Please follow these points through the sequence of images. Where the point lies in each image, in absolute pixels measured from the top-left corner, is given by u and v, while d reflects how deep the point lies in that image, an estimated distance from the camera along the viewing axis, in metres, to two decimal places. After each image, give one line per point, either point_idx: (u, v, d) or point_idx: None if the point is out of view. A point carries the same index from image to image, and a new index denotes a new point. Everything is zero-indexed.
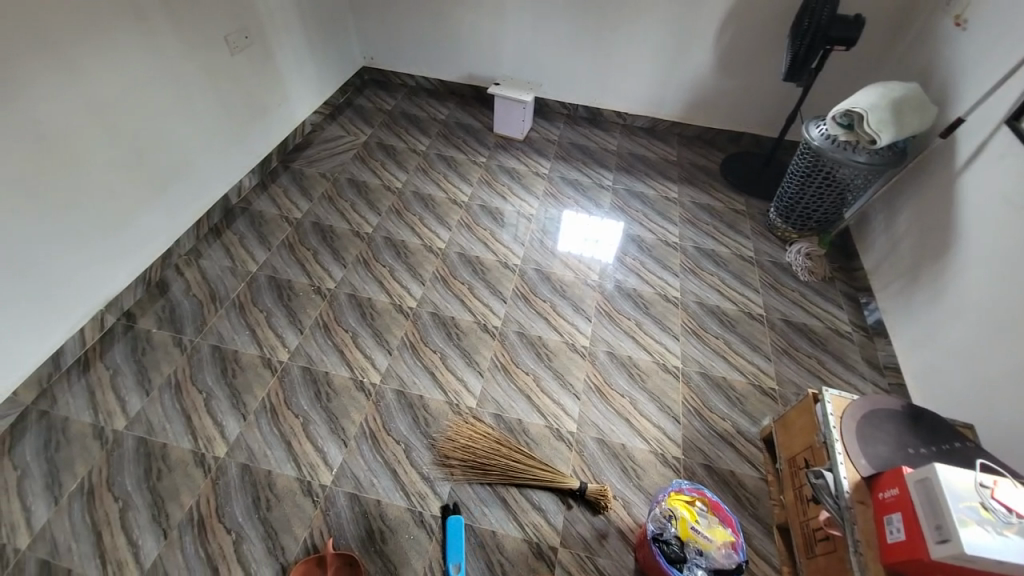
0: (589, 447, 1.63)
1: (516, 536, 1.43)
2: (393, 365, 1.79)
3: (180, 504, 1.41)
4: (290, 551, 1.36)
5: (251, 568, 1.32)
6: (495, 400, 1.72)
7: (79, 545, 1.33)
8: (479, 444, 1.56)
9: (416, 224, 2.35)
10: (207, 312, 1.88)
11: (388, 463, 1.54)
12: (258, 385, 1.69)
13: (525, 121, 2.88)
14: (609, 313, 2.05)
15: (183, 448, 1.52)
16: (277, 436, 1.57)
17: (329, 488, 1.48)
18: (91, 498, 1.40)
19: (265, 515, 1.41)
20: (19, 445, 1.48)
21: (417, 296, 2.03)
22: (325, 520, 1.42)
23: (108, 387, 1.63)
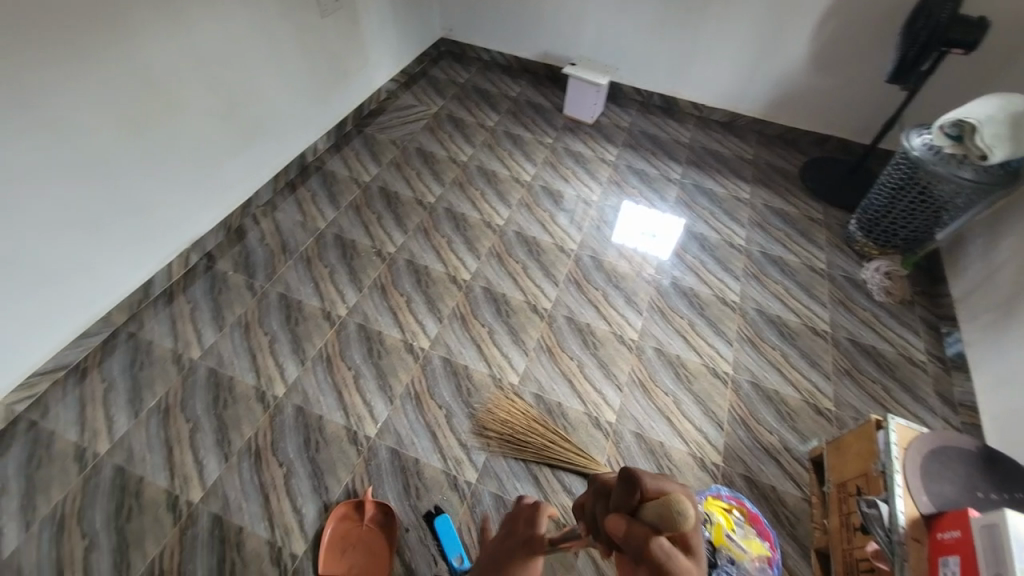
0: (626, 440, 1.62)
1: (544, 513, 1.46)
2: (442, 333, 1.84)
3: (240, 433, 1.53)
4: (333, 492, 1.45)
5: (297, 501, 1.43)
6: (537, 380, 1.74)
7: (151, 456, 1.47)
8: (517, 420, 1.59)
9: (477, 198, 2.38)
10: (277, 262, 2.00)
11: (430, 424, 1.60)
12: (317, 335, 1.79)
13: (598, 104, 2.83)
14: (661, 309, 2.00)
15: (247, 382, 1.64)
16: (330, 384, 1.67)
17: (372, 440, 1.56)
18: (165, 417, 1.55)
19: (313, 455, 1.51)
20: (109, 361, 1.65)
21: (472, 270, 2.06)
22: (367, 469, 1.50)
23: (188, 320, 1.78)
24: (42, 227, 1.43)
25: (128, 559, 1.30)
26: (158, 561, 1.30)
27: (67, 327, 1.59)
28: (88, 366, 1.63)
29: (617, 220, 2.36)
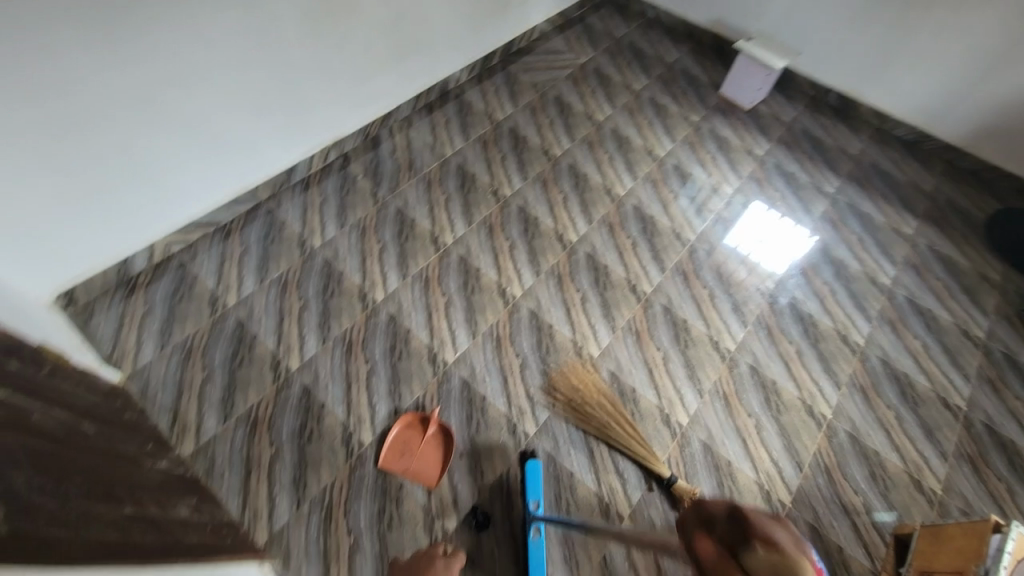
0: (693, 446, 1.55)
1: (590, 487, 1.46)
2: (535, 286, 1.84)
3: (339, 323, 1.68)
4: (404, 400, 1.56)
5: (373, 398, 1.55)
6: (617, 358, 1.70)
7: (266, 319, 1.66)
8: (587, 392, 1.58)
9: (604, 162, 2.28)
10: (402, 177, 2.09)
11: (504, 368, 1.64)
12: (422, 255, 1.88)
13: (763, 90, 2.54)
14: (770, 328, 1.83)
15: (354, 280, 1.78)
16: (423, 303, 1.76)
17: (449, 365, 1.63)
18: (283, 289, 1.73)
19: (395, 362, 1.62)
20: (249, 228, 1.86)
21: (580, 232, 2.01)
22: (438, 390, 1.58)
23: (316, 209, 1.94)
24: (219, 96, 1.60)
25: (232, 398, 1.51)
26: (254, 408, 1.50)
27: (222, 190, 1.80)
28: (232, 228, 1.85)
29: (743, 220, 2.16)
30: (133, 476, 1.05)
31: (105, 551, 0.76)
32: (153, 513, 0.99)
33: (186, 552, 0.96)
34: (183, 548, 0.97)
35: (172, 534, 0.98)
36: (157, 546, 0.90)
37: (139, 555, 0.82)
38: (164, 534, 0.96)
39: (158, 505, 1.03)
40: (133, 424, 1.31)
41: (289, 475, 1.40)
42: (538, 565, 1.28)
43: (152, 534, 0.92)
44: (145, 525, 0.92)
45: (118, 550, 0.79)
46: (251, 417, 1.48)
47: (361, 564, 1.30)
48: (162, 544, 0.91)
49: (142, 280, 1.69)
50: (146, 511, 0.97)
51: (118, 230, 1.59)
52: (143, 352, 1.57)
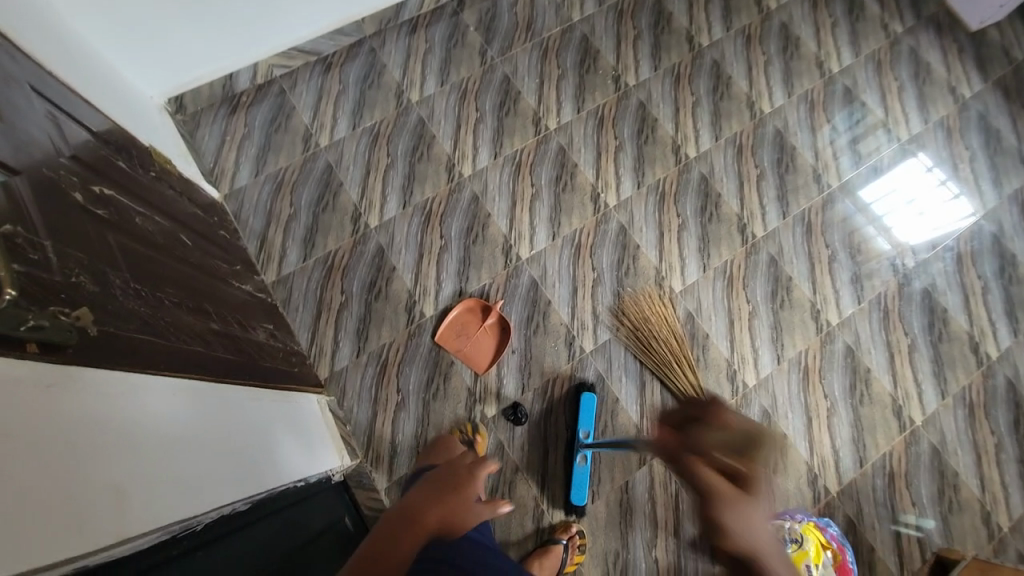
0: (751, 410, 1.47)
1: (631, 417, 1.45)
2: (633, 199, 1.65)
3: (422, 190, 1.63)
4: (470, 284, 1.54)
5: (441, 274, 1.54)
6: (698, 299, 1.55)
7: (353, 169, 1.64)
8: (656, 327, 1.49)
9: (758, 66, 1.85)
10: (517, 37, 1.82)
11: (576, 279, 1.56)
12: (519, 135, 1.71)
13: (1004, 8, 1.84)
14: (888, 311, 1.57)
15: (444, 148, 1.68)
16: (509, 190, 1.64)
17: (521, 261, 1.57)
18: (374, 142, 1.67)
19: (468, 245, 1.58)
20: (350, 65, 1.74)
21: (701, 148, 1.73)
22: (505, 283, 1.54)
23: (420, 59, 1.77)
24: None
25: (314, 240, 1.56)
26: (332, 255, 1.55)
27: (327, 19, 1.66)
28: (333, 62, 1.74)
29: (905, 177, 1.75)
30: (223, 294, 1.15)
31: (187, 361, 0.84)
32: (235, 332, 1.08)
33: (255, 372, 1.06)
34: (256, 369, 1.07)
35: (249, 353, 1.08)
36: (234, 363, 0.99)
37: (214, 371, 0.90)
38: (242, 353, 1.05)
39: (238, 325, 1.12)
40: (227, 245, 1.40)
41: (354, 325, 1.49)
42: (581, 491, 1.35)
43: (232, 352, 1.01)
44: (227, 343, 1.01)
45: (199, 361, 0.87)
46: (328, 262, 1.54)
47: (405, 420, 1.42)
48: (240, 363, 1.01)
49: (244, 100, 1.68)
50: (231, 331, 1.07)
51: (224, 45, 1.54)
52: (240, 175, 1.61)
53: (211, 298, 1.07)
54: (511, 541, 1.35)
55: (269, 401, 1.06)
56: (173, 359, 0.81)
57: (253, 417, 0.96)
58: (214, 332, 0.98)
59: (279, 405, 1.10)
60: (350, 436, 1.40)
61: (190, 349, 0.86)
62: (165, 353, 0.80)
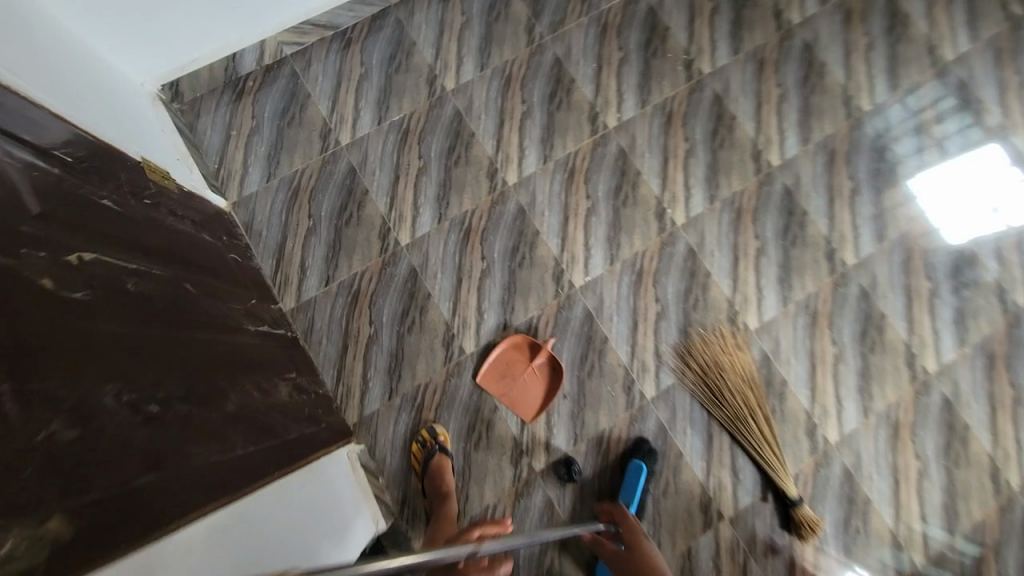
0: (831, 469, 1.33)
1: (697, 475, 1.31)
2: (705, 217, 1.42)
3: (460, 202, 1.39)
4: (516, 316, 1.35)
5: (482, 303, 1.35)
6: (776, 339, 1.37)
7: (380, 174, 1.40)
8: (728, 375, 1.32)
9: (858, 50, 1.54)
10: (572, 10, 1.51)
11: (636, 314, 1.36)
12: (573, 135, 1.45)
13: None
14: (993, 357, 1.38)
15: (485, 150, 1.43)
16: (561, 202, 1.41)
17: (574, 290, 1.37)
18: (403, 141, 1.42)
19: (515, 270, 1.37)
20: (372, 43, 1.46)
21: (786, 154, 1.46)
22: (556, 315, 1.35)
23: (455, 36, 1.48)
24: None
25: (336, 261, 1.35)
26: (358, 278, 1.34)
27: None
28: (352, 39, 1.46)
29: (983, 164, 1.47)
30: (239, 351, 0.97)
31: (185, 488, 0.69)
32: (257, 403, 0.91)
33: (278, 455, 0.90)
34: (278, 449, 0.91)
35: (270, 428, 0.92)
36: (250, 456, 0.83)
37: (222, 486, 0.75)
38: (262, 434, 0.88)
39: (258, 390, 0.95)
40: (238, 272, 1.20)
41: (385, 361, 1.31)
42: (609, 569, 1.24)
43: (250, 439, 0.85)
44: (244, 428, 0.84)
45: (202, 481, 0.71)
46: (354, 288, 1.34)
47: None
48: (258, 452, 0.85)
49: (251, 87, 1.41)
50: (252, 404, 0.90)
51: (223, 18, 1.27)
52: (249, 180, 1.39)
53: (228, 365, 0.89)
54: None
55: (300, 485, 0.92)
56: (165, 495, 0.66)
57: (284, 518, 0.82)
58: (229, 419, 0.81)
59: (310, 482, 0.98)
60: (384, 489, 1.26)
61: (191, 468, 0.70)
62: (152, 491, 0.64)
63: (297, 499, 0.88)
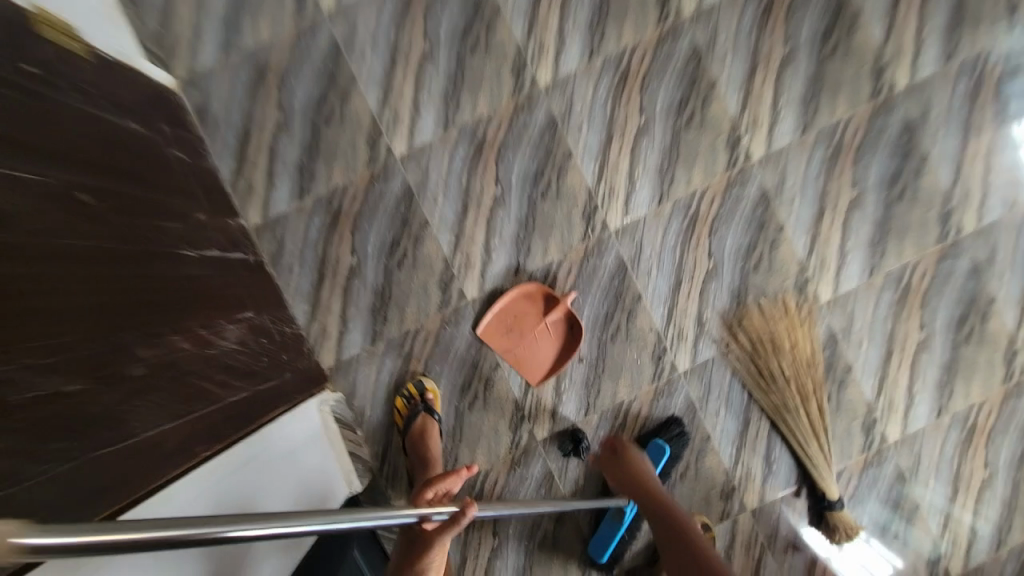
0: (882, 471, 1.13)
1: (722, 462, 1.12)
2: (792, 151, 1.08)
3: (474, 104, 1.07)
4: (532, 260, 1.09)
5: (491, 240, 1.08)
6: (850, 316, 1.11)
7: (371, 57, 1.06)
8: (783, 356, 1.08)
9: None
10: None
11: (681, 269, 1.09)
12: (633, 22, 1.07)
13: None
14: None
15: (512, 35, 1.07)
16: (605, 116, 1.07)
17: (607, 234, 1.09)
18: (404, 12, 1.06)
19: (535, 201, 1.08)
20: None
21: (917, 73, 1.08)
22: (581, 263, 1.09)
23: None
24: None
25: (312, 169, 1.07)
26: (337, 194, 1.07)
27: None
28: None
29: None
30: (165, 292, 0.76)
31: (60, 490, 0.52)
32: (177, 366, 0.72)
33: (201, 432, 0.72)
34: (204, 422, 0.74)
35: (194, 397, 0.73)
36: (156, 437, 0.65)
37: (109, 487, 0.58)
38: (177, 406, 0.70)
39: (184, 346, 0.75)
40: (182, 176, 0.94)
41: (369, 300, 1.08)
42: (602, 548, 1.11)
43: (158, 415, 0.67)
44: (149, 403, 0.66)
45: (88, 477, 0.56)
46: (333, 206, 1.07)
47: None
48: (169, 432, 0.67)
49: None
50: (167, 368, 0.71)
51: None
52: (202, 49, 1.06)
53: (137, 316, 0.69)
54: None
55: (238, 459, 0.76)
56: (33, 505, 0.49)
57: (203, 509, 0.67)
58: (126, 394, 0.63)
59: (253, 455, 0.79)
60: (362, 444, 1.10)
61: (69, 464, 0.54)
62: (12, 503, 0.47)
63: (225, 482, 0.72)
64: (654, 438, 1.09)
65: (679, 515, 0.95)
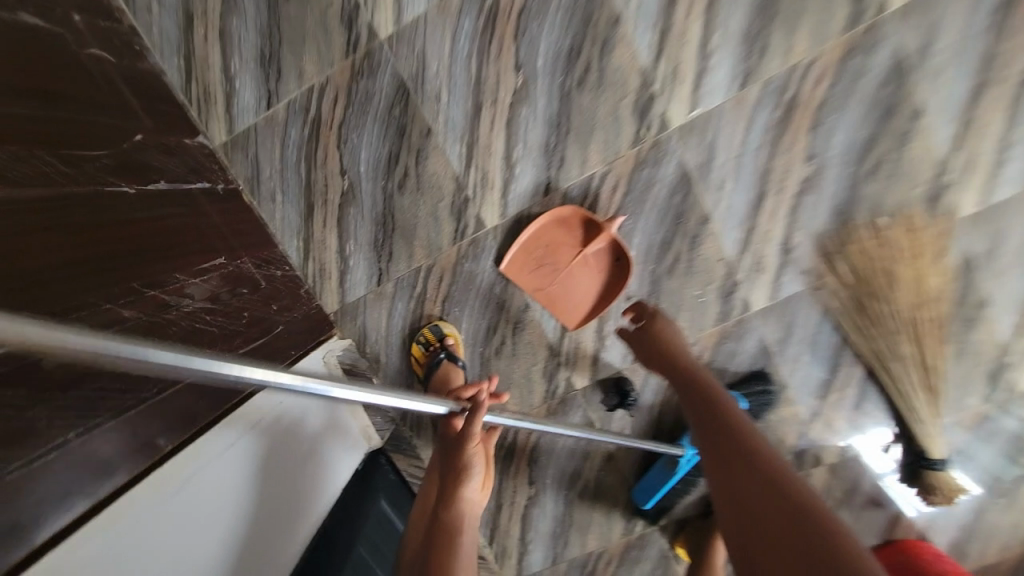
0: (1002, 422, 0.92)
1: (796, 412, 0.95)
2: None
3: None
4: (566, 174, 0.84)
5: (514, 149, 0.83)
6: (997, 235, 0.83)
7: None
8: (899, 290, 0.83)
9: None
10: None
11: (766, 180, 0.83)
12: None
13: None
14: None
15: None
16: None
17: (668, 134, 0.81)
18: None
19: (570, 93, 0.80)
20: None
21: None
22: (631, 176, 0.83)
23: None
24: None
25: (278, 64, 0.81)
26: (314, 97, 0.82)
27: None
28: None
29: None
30: (92, 247, 0.58)
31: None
32: (122, 345, 0.57)
33: (162, 423, 0.60)
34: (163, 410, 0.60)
35: (148, 383, 0.59)
36: (86, 446, 0.52)
37: (28, 514, 0.46)
38: (117, 399, 0.56)
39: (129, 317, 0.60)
40: (117, 83, 0.72)
41: (369, 234, 0.88)
42: (647, 497, 0.97)
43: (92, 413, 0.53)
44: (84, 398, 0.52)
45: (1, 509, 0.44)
46: (311, 114, 0.83)
47: None
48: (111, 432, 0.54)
49: None
50: (105, 350, 0.56)
51: None
52: None
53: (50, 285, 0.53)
54: (591, 530, 1.03)
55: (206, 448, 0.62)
56: None
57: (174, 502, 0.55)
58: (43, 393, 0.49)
59: (237, 438, 0.66)
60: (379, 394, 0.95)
61: None
62: None
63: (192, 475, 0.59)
64: (730, 393, 0.92)
65: (741, 416, 0.62)
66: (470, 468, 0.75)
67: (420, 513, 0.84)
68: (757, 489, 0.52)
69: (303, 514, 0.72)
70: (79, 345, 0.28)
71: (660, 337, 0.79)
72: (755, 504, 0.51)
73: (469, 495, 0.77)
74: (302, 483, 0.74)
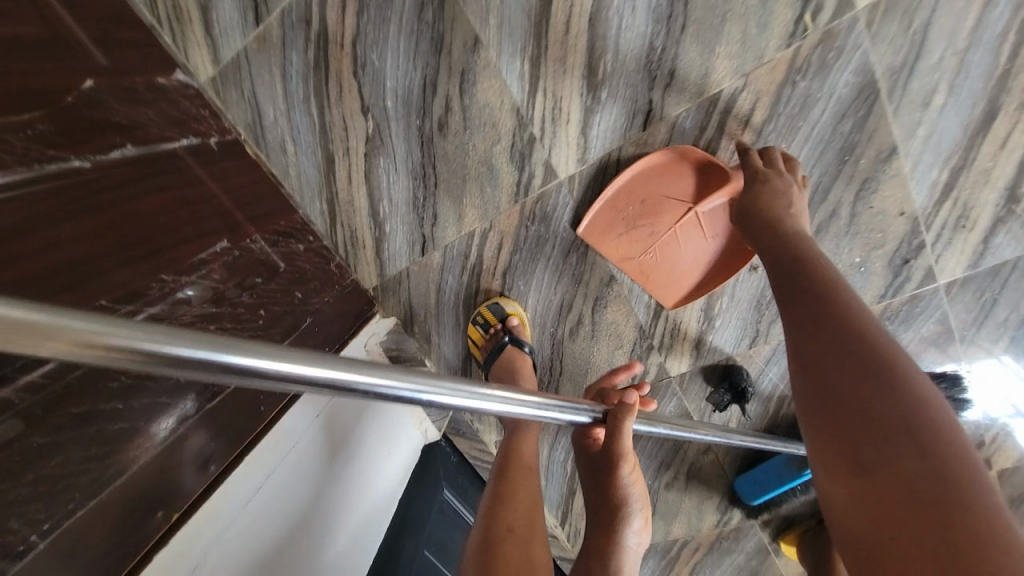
0: None
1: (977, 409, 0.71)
2: None
3: None
4: (677, 96, 0.57)
5: (598, 61, 0.57)
6: None
7: None
8: None
9: None
10: None
11: (1004, 88, 0.53)
12: None
13: None
14: None
15: None
16: None
17: (849, 20, 0.51)
18: None
19: None
20: None
21: None
22: (777, 93, 0.55)
23: None
24: None
25: None
26: (315, 1, 0.58)
27: None
28: None
29: None
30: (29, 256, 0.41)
31: None
32: (92, 394, 0.41)
33: (168, 487, 0.45)
34: (167, 468, 0.46)
35: (139, 434, 0.44)
36: (71, 538, 0.39)
37: None
38: (93, 472, 0.41)
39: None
40: None
41: (404, 191, 0.68)
42: (758, 492, 0.82)
43: (60, 497, 0.39)
44: (45, 484, 0.38)
45: None
46: (315, 26, 0.59)
47: None
48: (100, 517, 0.40)
49: None
50: (67, 405, 0.40)
51: None
52: None
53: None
54: (678, 521, 0.90)
55: (274, 449, 0.54)
56: None
57: (256, 519, 0.49)
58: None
59: (297, 442, 0.56)
60: None
61: None
62: None
63: (269, 481, 0.52)
64: None
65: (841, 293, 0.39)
66: (628, 503, 0.59)
67: (507, 534, 0.55)
68: (868, 434, 0.32)
69: (374, 507, 0.64)
70: (111, 350, 0.20)
71: (772, 204, 0.52)
72: (869, 458, 0.31)
73: (630, 540, 0.59)
74: (374, 462, 0.65)
